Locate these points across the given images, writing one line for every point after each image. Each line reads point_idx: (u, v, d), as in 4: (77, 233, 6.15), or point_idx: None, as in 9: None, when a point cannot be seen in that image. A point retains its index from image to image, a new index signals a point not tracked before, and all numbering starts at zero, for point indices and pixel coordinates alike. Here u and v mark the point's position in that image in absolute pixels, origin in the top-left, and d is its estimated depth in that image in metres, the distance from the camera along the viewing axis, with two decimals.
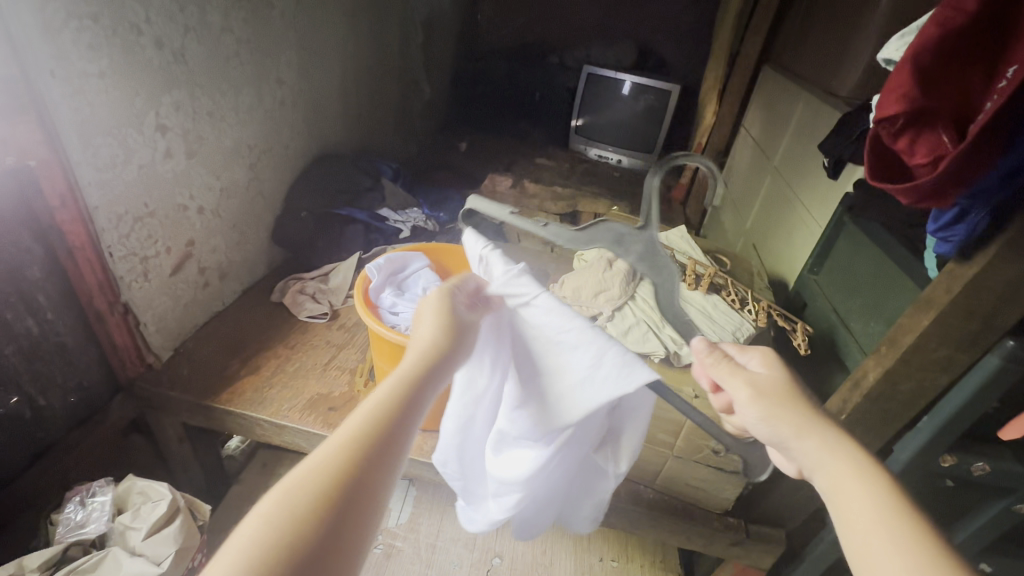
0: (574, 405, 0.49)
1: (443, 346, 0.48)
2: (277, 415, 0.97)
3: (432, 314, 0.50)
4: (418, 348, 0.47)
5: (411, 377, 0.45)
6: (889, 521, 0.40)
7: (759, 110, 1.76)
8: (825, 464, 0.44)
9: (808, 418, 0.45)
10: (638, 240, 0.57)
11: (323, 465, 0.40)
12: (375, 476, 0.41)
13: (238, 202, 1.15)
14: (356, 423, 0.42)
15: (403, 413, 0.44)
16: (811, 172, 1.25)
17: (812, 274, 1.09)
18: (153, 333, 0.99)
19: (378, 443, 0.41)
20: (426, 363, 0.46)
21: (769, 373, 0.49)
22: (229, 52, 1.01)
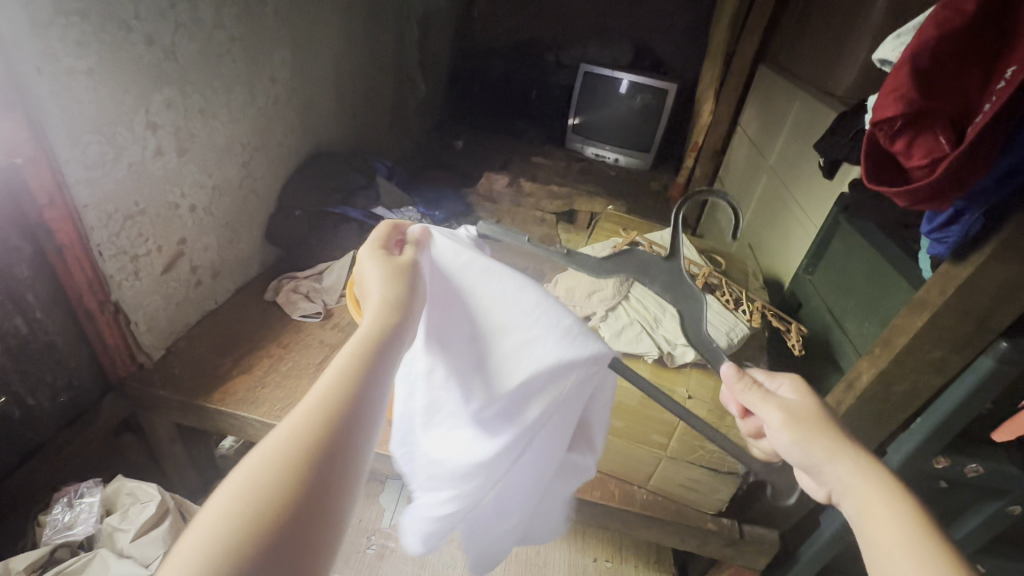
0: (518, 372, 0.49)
1: (401, 304, 0.46)
2: (269, 415, 0.96)
3: (382, 271, 0.48)
4: (374, 306, 0.45)
5: (372, 336, 0.43)
6: (924, 548, 0.38)
7: (755, 109, 1.75)
8: (857, 490, 0.43)
9: (841, 443, 0.45)
10: (663, 269, 0.54)
11: (292, 436, 0.37)
12: (349, 441, 0.38)
13: (231, 200, 1.14)
14: (321, 390, 0.39)
15: (371, 374, 0.41)
16: (806, 171, 1.24)
17: (807, 274, 1.09)
18: (144, 332, 0.99)
19: (348, 405, 0.39)
20: (385, 322, 0.44)
21: (801, 398, 0.49)
22: (221, 49, 1.00)
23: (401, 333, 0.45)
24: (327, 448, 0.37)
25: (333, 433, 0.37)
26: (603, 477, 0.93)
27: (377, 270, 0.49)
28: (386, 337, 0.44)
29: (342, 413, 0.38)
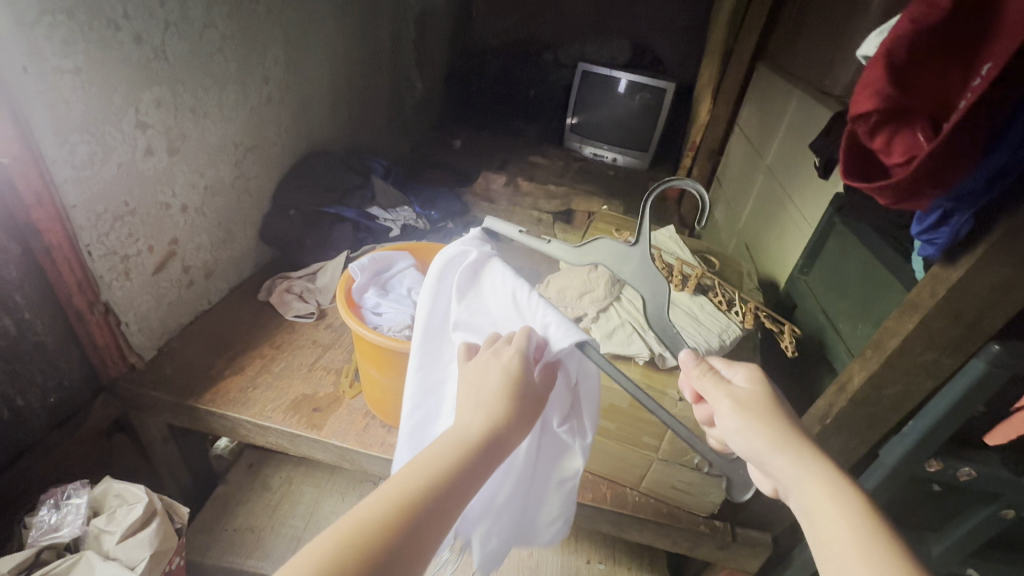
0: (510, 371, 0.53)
1: (509, 424, 0.48)
2: (261, 416, 0.96)
3: (507, 372, 0.50)
4: (484, 414, 0.47)
5: (474, 444, 0.46)
6: (866, 539, 0.40)
7: (752, 108, 1.74)
8: (801, 481, 0.44)
9: (787, 433, 0.46)
10: (631, 256, 0.56)
11: (377, 516, 0.40)
12: (418, 534, 0.41)
13: (224, 200, 1.14)
14: (419, 481, 0.43)
15: (461, 482, 0.44)
16: (802, 171, 1.24)
17: (802, 275, 1.09)
18: (135, 332, 0.99)
19: (434, 502, 0.42)
20: (490, 432, 0.47)
21: (752, 388, 0.50)
22: (212, 47, 1.00)
23: (499, 446, 0.47)
24: (401, 541, 0.40)
25: (410, 526, 0.40)
26: (595, 479, 0.93)
27: (505, 365, 0.50)
28: (485, 451, 0.46)
29: (426, 510, 0.42)
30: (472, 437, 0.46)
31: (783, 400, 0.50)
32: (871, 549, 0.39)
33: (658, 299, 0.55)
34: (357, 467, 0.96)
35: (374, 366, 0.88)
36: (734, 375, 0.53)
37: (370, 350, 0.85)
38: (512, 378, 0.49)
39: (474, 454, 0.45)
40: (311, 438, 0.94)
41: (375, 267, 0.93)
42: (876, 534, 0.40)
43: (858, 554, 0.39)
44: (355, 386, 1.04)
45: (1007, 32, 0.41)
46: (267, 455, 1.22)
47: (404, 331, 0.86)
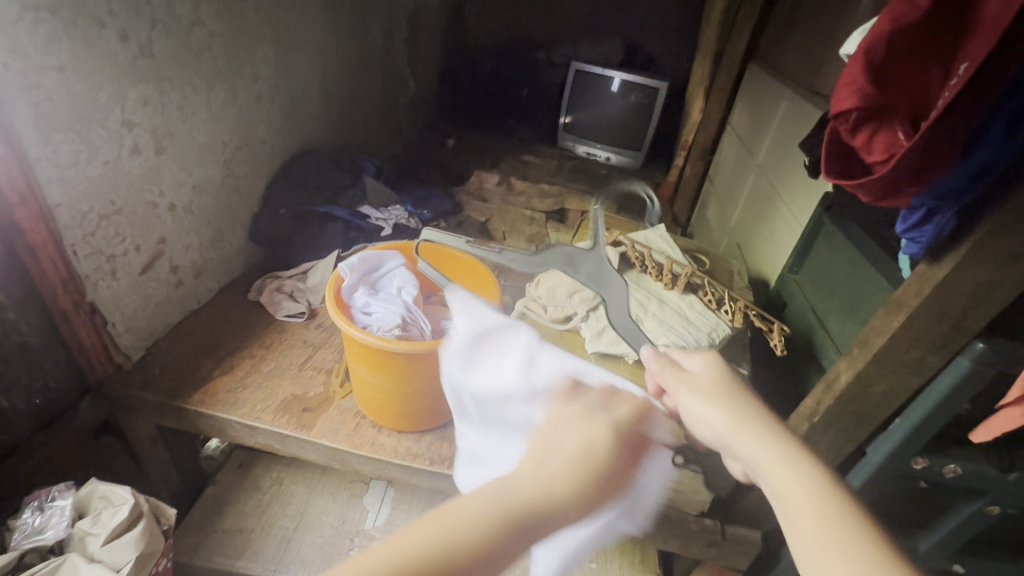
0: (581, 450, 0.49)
1: (571, 506, 0.40)
2: (250, 417, 0.95)
3: (587, 449, 0.43)
4: (543, 483, 0.40)
5: (517, 521, 0.39)
6: (830, 518, 0.38)
7: (744, 108, 1.75)
8: (761, 462, 0.43)
9: (741, 416, 0.46)
10: (588, 259, 0.61)
11: (387, 573, 0.35)
12: None
13: (212, 199, 1.13)
14: (443, 543, 0.37)
15: (492, 558, 0.37)
16: (792, 170, 1.24)
17: (792, 273, 1.09)
18: (122, 332, 0.98)
19: (452, 574, 0.36)
20: (536, 511, 0.39)
21: (710, 375, 0.51)
22: (200, 45, 0.99)
23: (549, 524, 0.40)
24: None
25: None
26: None
27: (585, 441, 0.43)
28: (528, 528, 0.39)
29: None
30: (517, 511, 0.39)
31: (740, 383, 0.50)
32: (833, 526, 0.38)
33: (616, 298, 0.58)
34: (347, 466, 0.96)
35: (363, 365, 0.87)
36: (691, 363, 0.53)
37: (359, 350, 0.85)
38: (581, 454, 0.42)
39: (516, 527, 0.38)
40: (301, 438, 0.94)
41: (365, 266, 0.92)
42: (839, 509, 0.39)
43: (820, 535, 0.38)
44: (345, 386, 1.04)
45: (985, 31, 0.41)
46: (257, 455, 1.22)
47: (394, 331, 0.86)
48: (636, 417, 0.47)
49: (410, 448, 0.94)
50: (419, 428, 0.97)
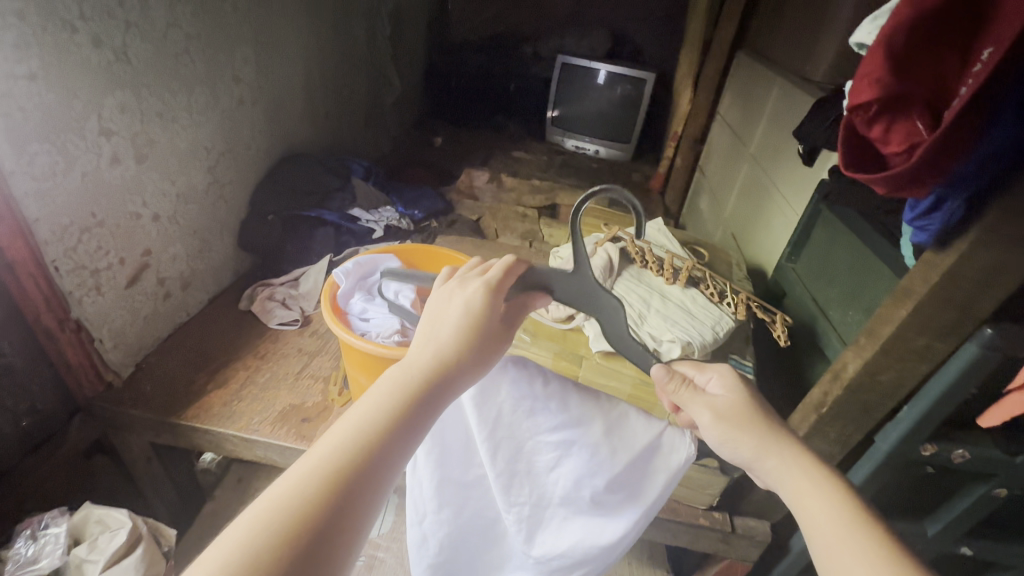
0: (568, 445, 0.72)
1: (462, 354, 0.52)
2: (247, 430, 0.93)
3: (466, 309, 0.54)
4: (437, 349, 0.51)
5: (423, 384, 0.48)
6: (846, 525, 0.46)
7: (734, 98, 1.74)
8: (783, 478, 0.52)
9: (763, 438, 0.54)
10: (572, 282, 0.64)
11: (324, 463, 0.41)
12: (376, 466, 0.42)
13: (198, 207, 1.09)
14: (363, 421, 0.44)
15: (415, 415, 0.46)
16: (786, 158, 1.24)
17: (791, 262, 1.09)
18: (111, 349, 0.94)
19: (383, 444, 0.44)
20: (439, 372, 0.49)
21: (725, 397, 0.58)
22: (177, 48, 0.96)
23: (452, 379, 0.51)
24: (353, 488, 0.41)
25: (358, 473, 0.41)
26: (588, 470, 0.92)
27: (458, 308, 0.54)
28: (434, 385, 0.49)
29: (369, 457, 0.42)
30: (419, 378, 0.49)
31: (755, 399, 0.58)
32: (848, 529, 0.46)
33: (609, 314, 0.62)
34: None
35: (363, 373, 0.85)
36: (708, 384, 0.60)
37: (359, 358, 0.83)
38: (469, 326, 0.53)
39: (419, 390, 0.48)
40: (301, 450, 0.92)
41: (361, 270, 0.91)
42: (858, 524, 0.46)
43: (842, 539, 0.45)
44: (344, 394, 1.01)
45: (1007, 19, 0.40)
46: (256, 467, 1.19)
47: (394, 337, 0.84)
48: (504, 273, 0.58)
49: None
50: None
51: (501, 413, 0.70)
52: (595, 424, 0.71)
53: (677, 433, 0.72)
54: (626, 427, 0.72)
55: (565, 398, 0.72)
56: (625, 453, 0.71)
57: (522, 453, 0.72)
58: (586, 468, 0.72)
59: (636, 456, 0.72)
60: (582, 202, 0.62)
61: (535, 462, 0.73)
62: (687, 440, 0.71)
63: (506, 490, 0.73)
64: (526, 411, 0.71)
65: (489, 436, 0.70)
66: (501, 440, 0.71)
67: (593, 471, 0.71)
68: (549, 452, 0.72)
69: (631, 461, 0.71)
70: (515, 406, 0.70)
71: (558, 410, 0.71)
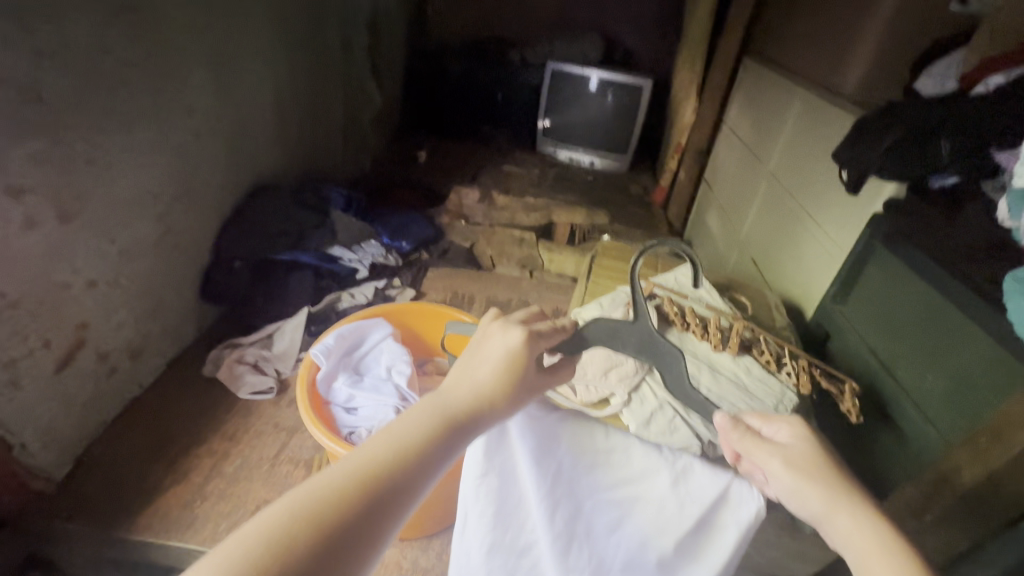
0: (628, 500, 0.56)
1: (496, 398, 0.47)
2: (212, 542, 0.77)
3: (507, 351, 0.48)
4: (472, 388, 0.46)
5: (451, 423, 0.44)
6: None
7: (743, 107, 1.62)
8: (854, 547, 0.38)
9: (840, 493, 0.40)
10: (632, 333, 0.55)
11: (337, 484, 0.38)
12: (385, 500, 0.39)
13: (149, 263, 0.91)
14: (385, 452, 0.41)
15: (434, 454, 0.42)
16: (819, 181, 1.10)
17: (837, 304, 0.96)
18: (39, 450, 0.76)
19: (397, 480, 0.40)
20: (470, 412, 0.45)
21: (797, 444, 0.43)
22: (113, 78, 0.78)
23: (481, 423, 0.46)
24: (359, 520, 0.37)
25: (367, 506, 0.38)
26: None
27: (500, 348, 0.48)
28: (460, 428, 0.45)
29: (380, 490, 0.39)
30: (448, 414, 0.45)
31: (834, 452, 0.44)
32: None
33: (675, 368, 0.52)
34: None
35: None
36: (775, 432, 0.45)
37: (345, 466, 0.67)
38: (510, 368, 0.47)
39: (447, 427, 0.44)
40: None
41: (343, 345, 0.75)
42: None
43: None
44: None
45: None
46: None
47: None
48: (554, 326, 0.51)
49: (416, 562, 0.78)
50: (425, 532, 0.80)
51: (559, 463, 0.57)
52: (658, 477, 0.54)
53: (742, 482, 0.50)
54: (694, 482, 0.52)
55: (625, 449, 0.56)
56: (694, 505, 0.52)
57: (578, 508, 0.59)
58: (650, 525, 0.55)
59: (709, 517, 0.52)
60: (640, 254, 0.53)
61: (593, 519, 0.59)
62: (752, 490, 0.50)
63: (562, 555, 0.59)
64: (579, 458, 0.57)
65: (548, 491, 0.57)
66: (556, 495, 0.57)
67: (658, 529, 0.55)
68: (610, 506, 0.58)
69: (703, 518, 0.52)
70: (575, 458, 0.57)
71: (616, 465, 0.56)
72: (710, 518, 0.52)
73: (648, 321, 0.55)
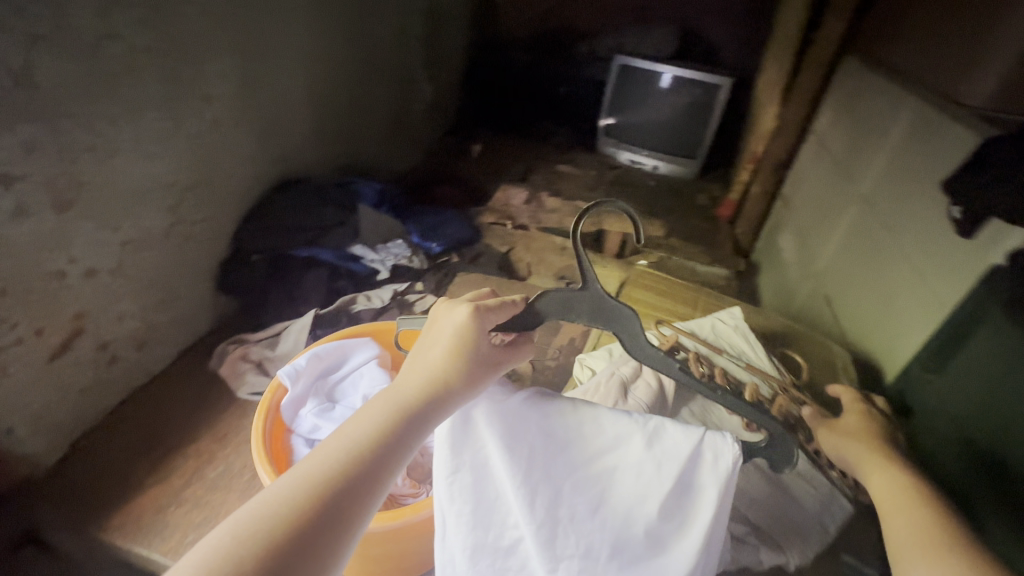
0: (608, 475, 0.47)
1: (453, 378, 0.43)
2: (175, 553, 0.73)
3: (455, 329, 0.45)
4: (424, 373, 0.43)
5: (405, 409, 0.41)
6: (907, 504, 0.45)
7: (837, 116, 1.38)
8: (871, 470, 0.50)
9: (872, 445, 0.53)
10: (583, 301, 0.50)
11: (290, 493, 0.35)
12: (344, 503, 0.36)
13: (157, 254, 0.90)
14: (339, 450, 0.38)
15: (391, 443, 0.39)
16: (923, 215, 0.89)
17: (926, 372, 0.77)
18: (29, 437, 0.77)
19: (355, 474, 0.37)
20: (425, 396, 0.42)
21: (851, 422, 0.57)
22: (117, 65, 0.75)
23: (440, 406, 0.43)
24: (318, 527, 0.35)
25: (327, 507, 0.35)
26: None
27: (448, 330, 0.45)
28: (417, 415, 0.41)
29: (337, 489, 0.36)
30: (403, 402, 0.42)
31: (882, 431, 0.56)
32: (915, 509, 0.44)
33: (633, 332, 0.49)
34: None
35: None
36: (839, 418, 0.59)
37: None
38: (459, 346, 0.44)
39: (405, 413, 0.41)
40: None
41: (317, 367, 0.68)
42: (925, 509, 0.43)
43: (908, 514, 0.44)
44: None
45: None
46: None
47: None
48: (499, 305, 0.48)
49: None
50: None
51: (531, 437, 0.47)
52: (631, 440, 0.47)
53: (715, 433, 0.46)
54: (669, 438, 0.46)
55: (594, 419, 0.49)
56: (672, 465, 0.45)
57: (560, 495, 0.46)
58: (630, 499, 0.46)
59: (689, 469, 0.45)
60: (580, 219, 0.53)
61: (578, 506, 0.46)
62: (725, 437, 0.45)
63: (550, 560, 0.46)
64: (554, 432, 0.48)
65: (523, 477, 0.46)
66: (530, 476, 0.46)
67: (639, 498, 0.45)
68: (589, 491, 0.46)
69: (682, 478, 0.45)
70: (547, 434, 0.48)
71: (588, 437, 0.48)
72: (693, 468, 0.45)
73: (599, 284, 0.49)
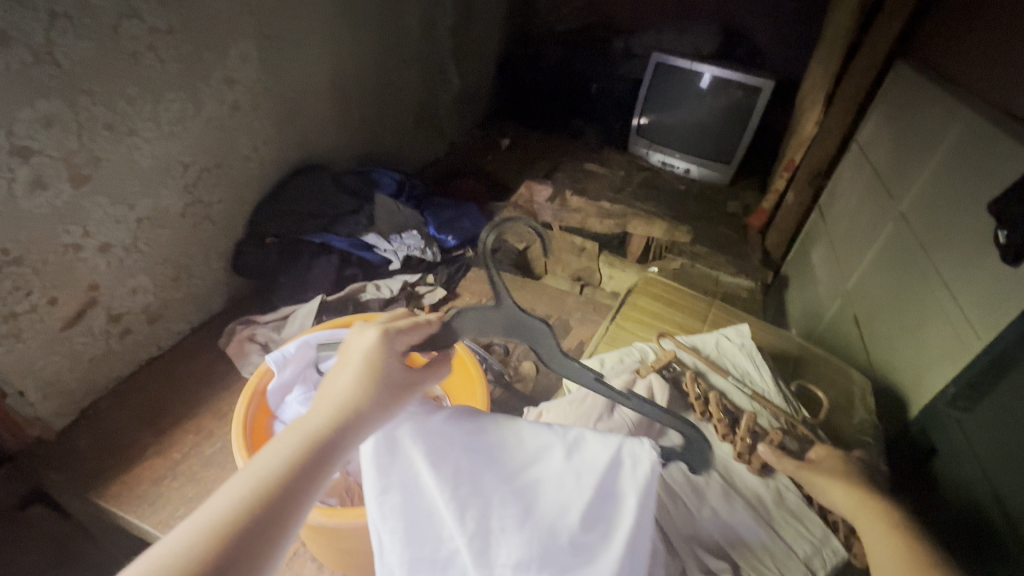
0: (535, 490, 0.45)
1: (364, 404, 0.41)
2: (164, 526, 0.75)
3: (364, 355, 0.43)
4: (333, 400, 0.41)
5: (316, 438, 0.39)
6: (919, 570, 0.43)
7: (882, 125, 1.29)
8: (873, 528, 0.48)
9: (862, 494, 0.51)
10: (498, 320, 0.45)
11: (194, 540, 0.34)
12: (254, 540, 0.35)
13: (172, 231, 0.92)
14: (243, 490, 0.37)
15: (301, 472, 0.38)
16: (966, 237, 0.82)
17: (955, 410, 0.71)
18: (39, 401, 0.80)
19: (264, 511, 0.36)
20: (335, 423, 0.40)
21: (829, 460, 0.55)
22: (137, 46, 0.77)
23: (352, 431, 0.41)
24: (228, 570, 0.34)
25: (235, 548, 0.35)
26: None
27: (357, 356, 0.43)
28: (327, 442, 0.40)
29: (244, 529, 0.35)
30: (311, 430, 0.40)
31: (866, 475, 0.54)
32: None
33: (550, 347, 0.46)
34: None
35: None
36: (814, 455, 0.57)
37: None
38: (370, 372, 0.42)
39: (314, 442, 0.39)
40: None
41: (306, 354, 0.68)
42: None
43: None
44: None
45: None
46: None
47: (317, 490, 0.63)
48: (413, 325, 0.45)
49: None
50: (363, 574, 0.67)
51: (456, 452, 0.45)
52: (551, 452, 0.46)
53: (633, 443, 0.46)
54: (589, 450, 0.46)
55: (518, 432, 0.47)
56: (592, 475, 0.45)
57: (490, 514, 0.44)
58: (554, 512, 0.44)
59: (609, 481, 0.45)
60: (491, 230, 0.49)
61: (507, 522, 0.44)
62: (643, 444, 0.45)
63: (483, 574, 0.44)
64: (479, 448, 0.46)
65: (451, 493, 0.44)
66: (456, 494, 0.44)
67: (563, 510, 0.44)
68: (517, 508, 0.44)
69: (602, 488, 0.45)
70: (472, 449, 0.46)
71: (512, 451, 0.46)
72: (609, 477, 0.45)
73: (512, 300, 0.45)
